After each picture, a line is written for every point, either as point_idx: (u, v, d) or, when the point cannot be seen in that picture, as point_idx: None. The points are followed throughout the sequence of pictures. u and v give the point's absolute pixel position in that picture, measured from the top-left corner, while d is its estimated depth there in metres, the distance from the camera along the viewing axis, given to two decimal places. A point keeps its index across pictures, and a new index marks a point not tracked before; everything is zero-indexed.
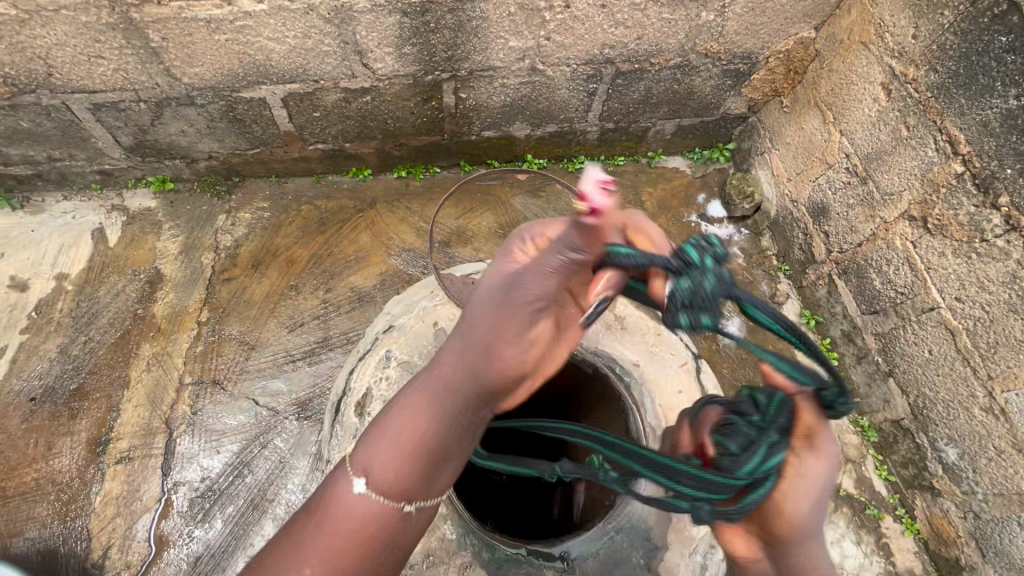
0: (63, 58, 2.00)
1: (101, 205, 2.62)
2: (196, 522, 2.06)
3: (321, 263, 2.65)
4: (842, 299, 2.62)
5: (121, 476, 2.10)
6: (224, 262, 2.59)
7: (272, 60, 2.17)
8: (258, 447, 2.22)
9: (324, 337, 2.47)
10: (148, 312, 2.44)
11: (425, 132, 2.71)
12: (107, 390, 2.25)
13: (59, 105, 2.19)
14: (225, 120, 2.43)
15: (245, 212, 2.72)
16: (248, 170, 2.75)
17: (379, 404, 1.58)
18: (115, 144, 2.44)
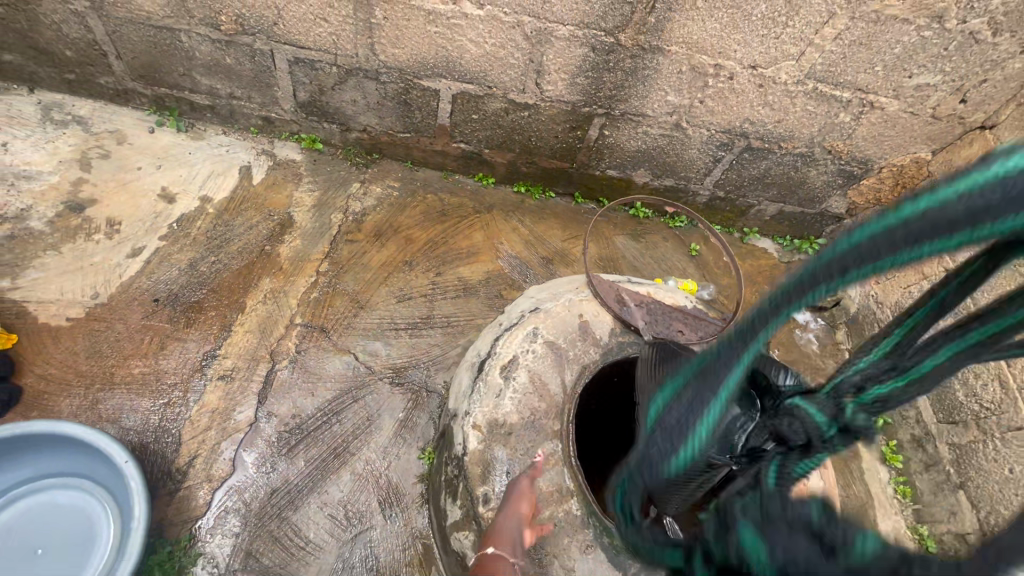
0: (294, 13, 2.27)
1: (254, 148, 2.82)
2: (281, 455, 2.11)
3: (436, 249, 2.80)
4: (917, 404, 2.70)
5: (220, 392, 2.17)
6: (350, 224, 2.75)
7: (463, 59, 2.42)
8: (349, 400, 2.28)
9: (427, 315, 2.57)
10: (274, 251, 2.56)
11: (558, 157, 2.94)
12: (223, 310, 2.35)
13: (266, 51, 2.44)
14: (394, 101, 2.66)
15: (376, 185, 2.91)
16: (389, 150, 2.96)
17: (524, 372, 1.67)
18: (291, 97, 2.67)
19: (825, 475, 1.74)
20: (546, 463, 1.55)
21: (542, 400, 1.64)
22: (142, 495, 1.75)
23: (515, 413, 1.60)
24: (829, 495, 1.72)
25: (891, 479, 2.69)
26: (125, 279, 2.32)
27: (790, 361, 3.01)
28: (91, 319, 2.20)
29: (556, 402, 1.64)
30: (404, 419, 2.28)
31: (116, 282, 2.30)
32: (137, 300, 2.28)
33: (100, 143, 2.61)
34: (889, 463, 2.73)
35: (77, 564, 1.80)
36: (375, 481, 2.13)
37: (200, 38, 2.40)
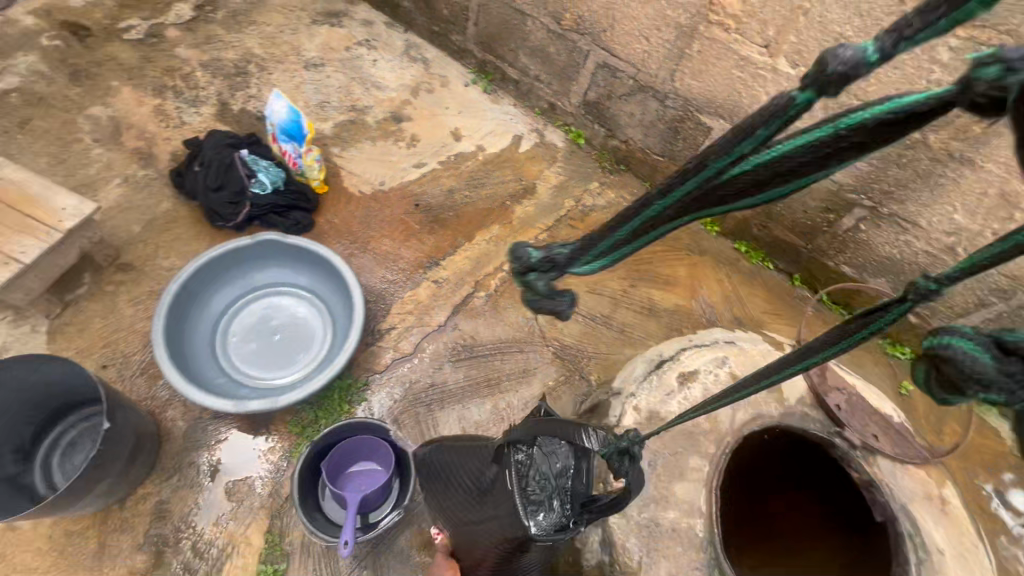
0: (625, 27, 2.64)
1: (531, 124, 3.27)
2: (450, 361, 2.43)
3: (639, 265, 2.93)
4: None
5: (429, 292, 2.59)
6: (577, 213, 3.00)
7: (750, 109, 2.54)
8: (517, 349, 2.52)
9: (608, 316, 2.71)
10: (512, 207, 2.96)
11: (796, 232, 2.87)
12: (457, 234, 2.78)
13: (584, 51, 2.87)
14: (665, 125, 2.88)
15: (611, 191, 3.11)
16: (636, 166, 3.15)
17: (700, 386, 1.70)
18: (581, 94, 3.07)
19: None
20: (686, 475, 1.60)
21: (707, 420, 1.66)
22: (358, 329, 2.17)
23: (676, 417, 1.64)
24: None
25: None
26: (404, 182, 2.89)
27: None
28: (372, 199, 2.80)
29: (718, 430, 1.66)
30: (552, 389, 2.45)
31: (398, 181, 2.89)
32: (405, 200, 2.84)
33: (429, 81, 3.29)
34: None
35: (297, 359, 2.31)
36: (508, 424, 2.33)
37: (541, 27, 2.92)
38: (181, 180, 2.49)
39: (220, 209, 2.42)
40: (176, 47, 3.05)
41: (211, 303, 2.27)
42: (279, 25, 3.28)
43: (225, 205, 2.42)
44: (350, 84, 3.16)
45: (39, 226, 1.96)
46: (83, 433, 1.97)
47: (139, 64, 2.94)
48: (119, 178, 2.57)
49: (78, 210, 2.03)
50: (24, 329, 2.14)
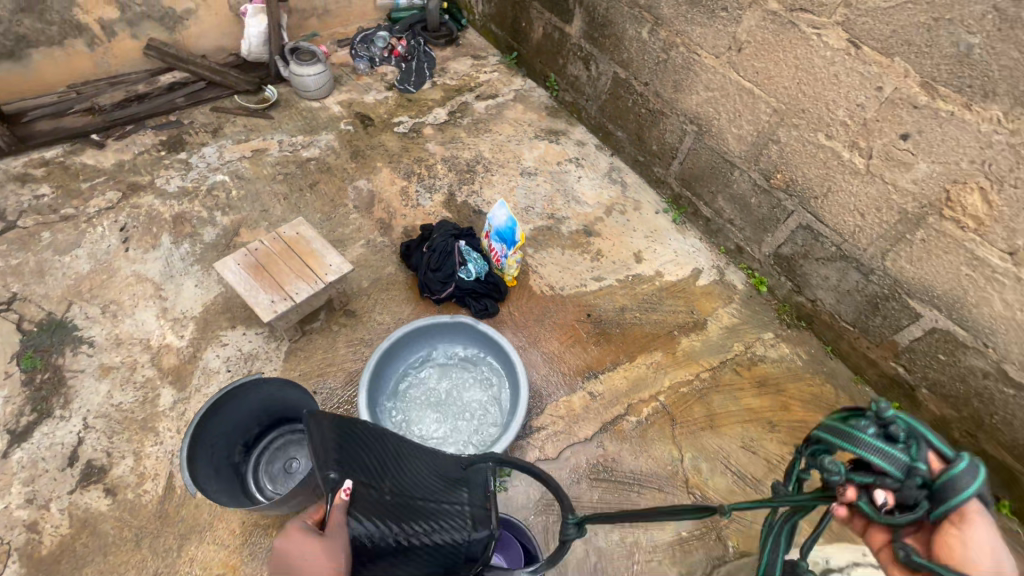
0: (838, 198, 2.62)
1: (713, 261, 3.36)
2: (591, 478, 2.48)
3: (805, 434, 2.70)
4: None
5: (584, 402, 2.71)
6: (744, 360, 2.95)
7: (978, 310, 2.32)
8: (657, 486, 2.48)
9: (759, 478, 2.54)
10: (678, 338, 3.00)
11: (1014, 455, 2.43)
12: (620, 351, 2.91)
13: (788, 210, 2.90)
14: (866, 299, 2.74)
15: (785, 347, 3.03)
16: (820, 327, 3.04)
17: None
18: (775, 246, 3.08)
19: None
20: None
21: None
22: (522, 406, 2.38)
23: None
24: None
25: None
26: (582, 291, 3.13)
27: None
28: (552, 300, 3.07)
29: None
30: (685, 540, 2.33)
31: (576, 291, 3.13)
32: (579, 309, 3.06)
33: (624, 204, 3.59)
34: None
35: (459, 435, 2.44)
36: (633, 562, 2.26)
37: (747, 179, 3.03)
38: (407, 253, 3.02)
39: (432, 284, 2.86)
40: (428, 142, 3.76)
41: (393, 369, 2.58)
42: (509, 135, 3.88)
43: (435, 282, 2.86)
44: (555, 194, 3.58)
45: (313, 274, 2.52)
46: (281, 447, 2.37)
47: (399, 151, 3.67)
48: (363, 239, 3.18)
49: (339, 267, 2.56)
50: (271, 346, 2.67)
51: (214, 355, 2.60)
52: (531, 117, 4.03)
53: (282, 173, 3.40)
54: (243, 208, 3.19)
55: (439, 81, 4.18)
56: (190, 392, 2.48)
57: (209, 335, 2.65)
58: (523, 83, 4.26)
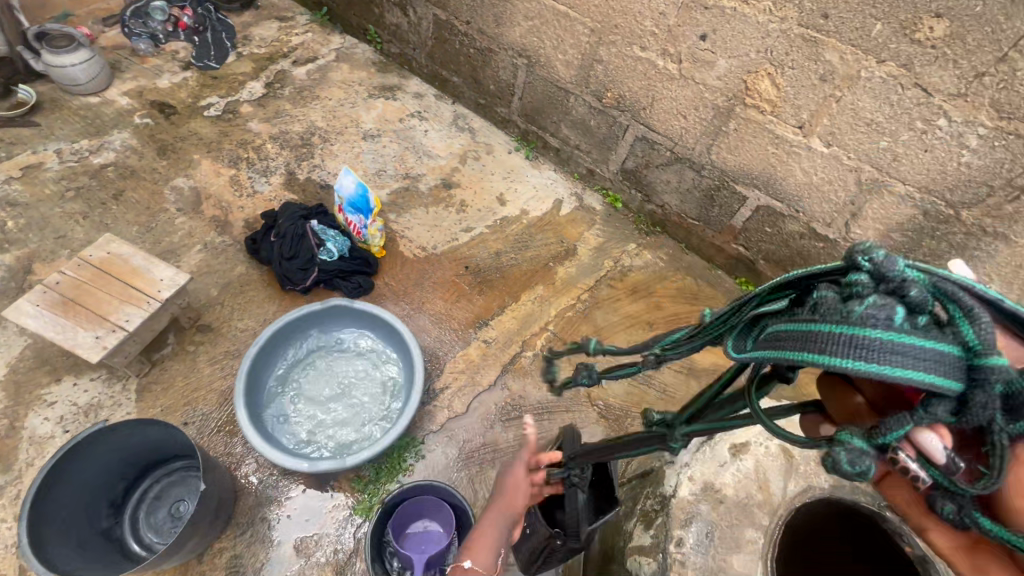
0: (663, 104, 2.81)
1: (571, 189, 3.49)
2: (502, 420, 2.54)
3: (678, 326, 2.99)
4: None
5: (480, 351, 2.73)
6: (616, 274, 3.16)
7: (786, 181, 2.67)
8: (564, 408, 2.62)
9: (649, 375, 2.79)
10: (554, 268, 3.12)
11: None
12: (504, 294, 2.96)
13: (624, 125, 3.06)
14: (703, 193, 3.03)
15: (648, 253, 3.29)
16: (672, 229, 3.34)
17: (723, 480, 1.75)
18: (620, 162, 3.26)
19: None
20: (746, 548, 1.62)
21: (761, 493, 1.72)
22: (418, 372, 2.32)
23: (729, 487, 1.74)
24: None
25: None
26: (454, 244, 3.09)
27: None
28: (426, 261, 2.99)
29: (773, 502, 1.71)
30: None
31: (449, 245, 3.08)
32: (455, 263, 3.02)
33: (476, 150, 3.55)
34: None
35: (346, 433, 2.29)
36: None
37: (583, 102, 3.14)
38: (255, 248, 2.74)
39: (291, 274, 2.64)
40: (249, 121, 3.35)
41: (271, 374, 2.37)
42: (341, 100, 3.59)
43: (295, 270, 2.64)
44: (404, 153, 3.43)
45: (142, 296, 2.17)
46: (159, 495, 2.08)
47: (217, 137, 3.23)
48: (199, 244, 2.80)
49: (173, 281, 2.23)
50: (115, 388, 2.30)
51: (42, 420, 2.17)
52: (360, 76, 3.76)
53: (71, 188, 2.83)
54: (29, 241, 2.63)
55: (245, 51, 3.71)
56: (21, 469, 2.07)
57: (28, 398, 2.21)
58: (343, 41, 3.94)
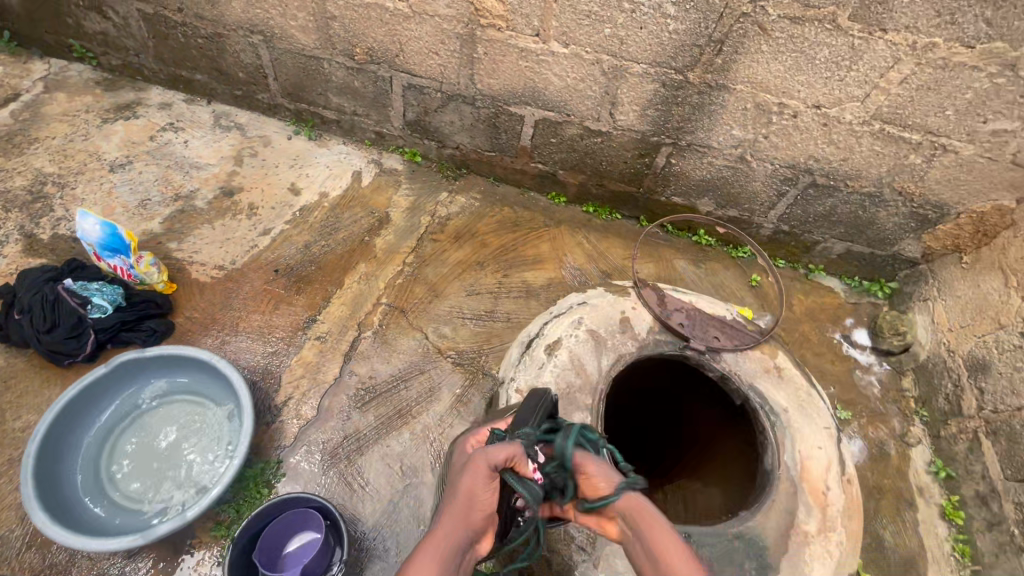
0: (413, 47, 2.75)
1: (366, 157, 3.36)
2: (358, 407, 2.48)
3: (507, 255, 3.08)
4: (984, 458, 2.55)
5: (316, 349, 2.61)
6: (435, 226, 3.13)
7: (548, 90, 2.78)
8: (418, 371, 2.62)
9: (491, 310, 2.86)
10: (371, 241, 3.02)
11: (626, 181, 3.18)
12: (325, 284, 2.82)
13: (387, 77, 2.96)
14: (486, 123, 3.07)
15: (461, 196, 3.30)
16: (475, 166, 3.37)
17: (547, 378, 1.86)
18: (401, 116, 3.18)
19: (848, 490, 1.81)
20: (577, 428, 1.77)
21: (579, 377, 1.87)
22: (243, 393, 2.16)
23: (552, 383, 1.85)
24: (850, 509, 1.78)
25: (949, 536, 2.52)
26: (255, 252, 2.86)
27: (848, 401, 2.88)
28: (229, 279, 2.75)
29: (591, 381, 1.87)
30: (460, 395, 2.57)
31: (250, 255, 2.85)
32: (263, 270, 2.81)
33: (251, 145, 3.25)
34: (948, 518, 2.57)
35: (184, 491, 2.10)
36: (429, 441, 2.43)
37: (338, 65, 2.97)
38: (7, 333, 2.35)
39: (63, 345, 2.29)
40: None
41: (71, 466, 2.08)
42: (67, 134, 3.07)
43: (65, 340, 2.30)
44: (167, 173, 3.05)
45: None
46: None
47: None
48: None
49: None
50: None
51: None
52: (83, 102, 3.22)
53: None
54: None
55: None
56: None
57: None
58: (47, 67, 3.32)
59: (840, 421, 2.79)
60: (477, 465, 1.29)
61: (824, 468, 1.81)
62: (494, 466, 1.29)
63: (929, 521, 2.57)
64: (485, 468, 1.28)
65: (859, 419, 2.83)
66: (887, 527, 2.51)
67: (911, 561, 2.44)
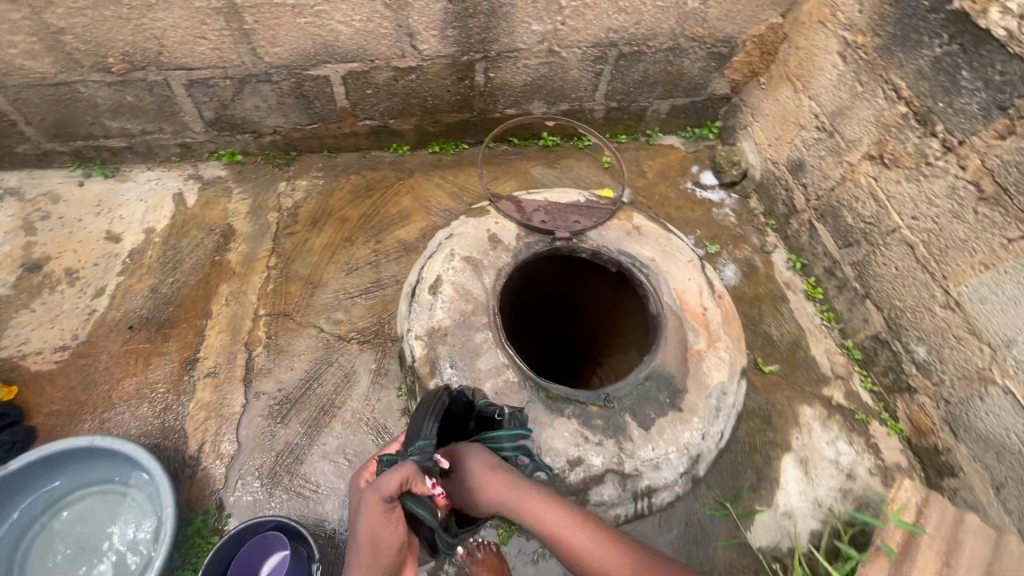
0: (173, 37, 2.45)
1: (182, 175, 3.03)
2: (279, 422, 2.40)
3: (371, 222, 2.99)
4: (822, 239, 3.01)
5: (210, 387, 2.45)
6: (286, 220, 2.94)
7: (340, 41, 2.62)
8: (326, 365, 2.55)
9: (376, 279, 2.81)
10: (223, 259, 2.79)
11: (458, 109, 3.16)
12: (192, 320, 2.60)
13: (161, 81, 2.64)
14: (293, 96, 2.86)
15: (302, 180, 3.10)
16: (304, 145, 3.16)
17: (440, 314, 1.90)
18: (199, 118, 2.88)
19: (720, 304, 2.07)
20: (483, 348, 1.85)
21: (468, 303, 1.92)
22: (141, 454, 2.05)
23: (446, 318, 1.89)
24: (726, 318, 2.05)
25: (816, 310, 3.00)
26: (97, 317, 2.55)
27: (713, 236, 3.22)
28: (79, 356, 2.45)
29: (481, 302, 1.94)
30: (377, 368, 2.55)
31: (92, 322, 2.54)
32: (115, 332, 2.53)
33: (37, 207, 2.80)
34: (812, 297, 3.04)
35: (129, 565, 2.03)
36: (362, 423, 2.42)
37: (98, 85, 2.59)
38: None
39: None
40: None
41: None
42: None
43: None
44: None
45: None
46: None
47: None
48: None
49: None
50: None
51: None
52: None
53: None
54: None
55: None
56: None
57: None
58: None
59: (711, 255, 3.13)
60: (369, 503, 1.30)
61: (696, 294, 2.05)
62: (385, 500, 1.30)
63: (800, 306, 3.02)
64: (377, 503, 1.29)
65: (726, 247, 3.18)
66: (771, 324, 2.91)
67: (796, 342, 2.87)
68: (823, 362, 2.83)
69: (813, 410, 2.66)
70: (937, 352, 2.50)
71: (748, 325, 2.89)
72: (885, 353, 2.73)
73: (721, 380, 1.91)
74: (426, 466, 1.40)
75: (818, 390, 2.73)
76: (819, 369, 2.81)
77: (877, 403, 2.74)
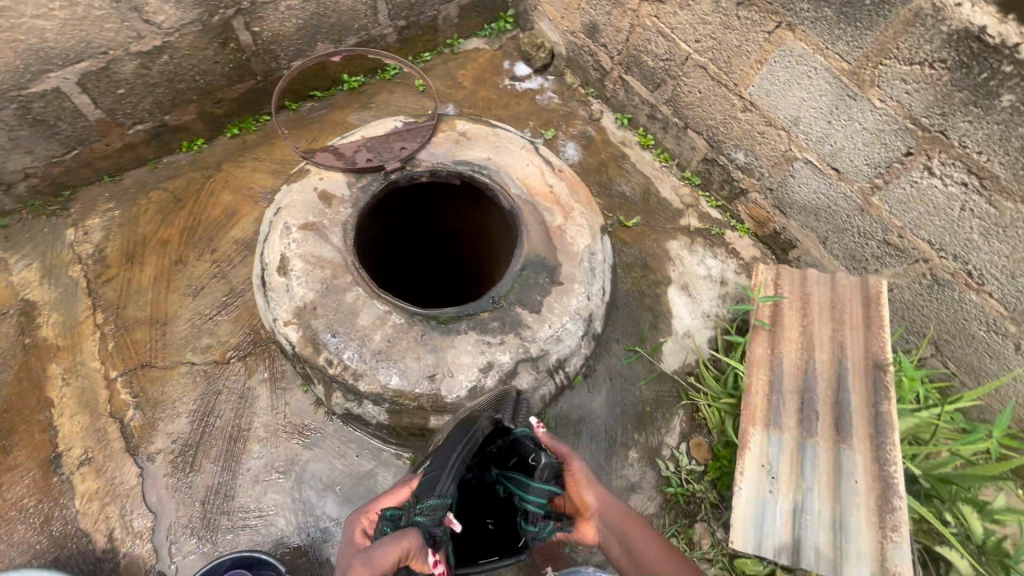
0: None
1: None
2: (189, 471, 2.20)
3: (197, 233, 2.65)
4: (636, 90, 3.20)
5: (91, 474, 2.17)
6: (94, 268, 2.53)
7: (49, 40, 2.20)
8: (213, 395, 2.33)
9: (230, 289, 2.55)
10: (37, 339, 2.36)
11: (237, 79, 2.81)
12: (32, 417, 2.23)
13: None
14: (27, 124, 2.40)
15: (92, 218, 2.64)
16: (75, 179, 2.67)
17: (299, 290, 1.79)
18: None
19: (563, 176, 2.16)
20: (359, 304, 1.78)
21: (326, 269, 1.82)
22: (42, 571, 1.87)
23: (309, 292, 1.79)
24: (572, 187, 2.14)
25: (653, 156, 3.24)
26: None
27: (546, 123, 3.28)
28: None
29: (339, 263, 1.84)
30: (272, 375, 2.38)
31: None
32: None
33: None
34: (646, 146, 3.27)
35: None
36: (280, 432, 2.28)
37: None
38: None
39: None
40: None
41: None
42: None
43: None
44: None
45: None
46: None
47: None
48: None
49: None
50: None
51: None
52: None
53: None
54: None
55: None
56: None
57: None
58: None
59: (550, 141, 3.21)
60: (360, 574, 1.14)
61: (538, 176, 2.11)
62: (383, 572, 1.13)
63: (640, 157, 3.24)
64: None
65: (561, 129, 3.28)
66: (622, 183, 3.11)
67: (647, 190, 3.11)
68: (673, 198, 3.11)
69: (678, 242, 2.95)
70: (751, 152, 2.84)
71: (603, 191, 3.06)
72: (717, 170, 3.06)
73: (587, 243, 2.03)
74: (432, 532, 1.23)
75: (677, 223, 3.02)
76: (673, 206, 3.08)
77: (724, 215, 3.10)
